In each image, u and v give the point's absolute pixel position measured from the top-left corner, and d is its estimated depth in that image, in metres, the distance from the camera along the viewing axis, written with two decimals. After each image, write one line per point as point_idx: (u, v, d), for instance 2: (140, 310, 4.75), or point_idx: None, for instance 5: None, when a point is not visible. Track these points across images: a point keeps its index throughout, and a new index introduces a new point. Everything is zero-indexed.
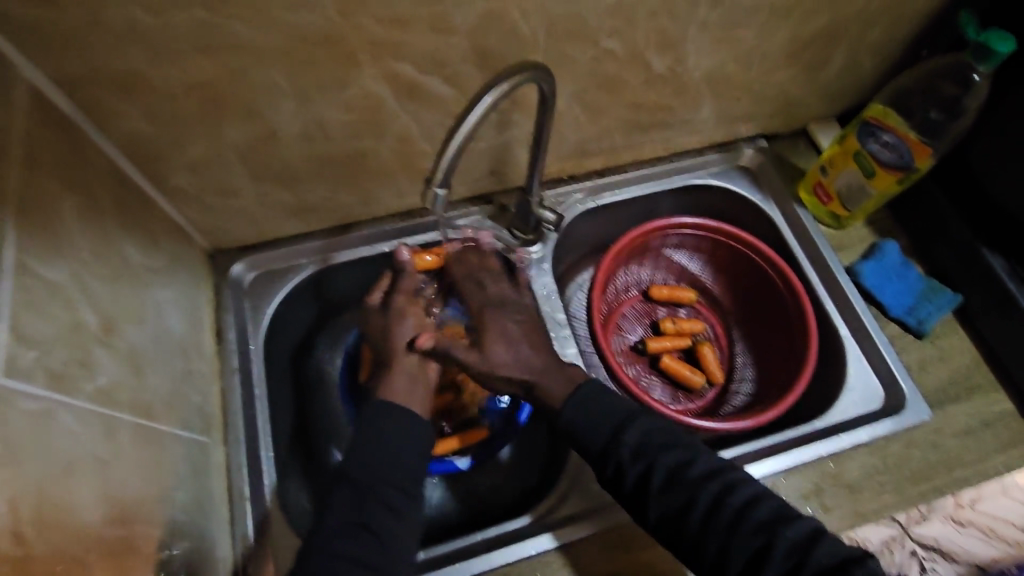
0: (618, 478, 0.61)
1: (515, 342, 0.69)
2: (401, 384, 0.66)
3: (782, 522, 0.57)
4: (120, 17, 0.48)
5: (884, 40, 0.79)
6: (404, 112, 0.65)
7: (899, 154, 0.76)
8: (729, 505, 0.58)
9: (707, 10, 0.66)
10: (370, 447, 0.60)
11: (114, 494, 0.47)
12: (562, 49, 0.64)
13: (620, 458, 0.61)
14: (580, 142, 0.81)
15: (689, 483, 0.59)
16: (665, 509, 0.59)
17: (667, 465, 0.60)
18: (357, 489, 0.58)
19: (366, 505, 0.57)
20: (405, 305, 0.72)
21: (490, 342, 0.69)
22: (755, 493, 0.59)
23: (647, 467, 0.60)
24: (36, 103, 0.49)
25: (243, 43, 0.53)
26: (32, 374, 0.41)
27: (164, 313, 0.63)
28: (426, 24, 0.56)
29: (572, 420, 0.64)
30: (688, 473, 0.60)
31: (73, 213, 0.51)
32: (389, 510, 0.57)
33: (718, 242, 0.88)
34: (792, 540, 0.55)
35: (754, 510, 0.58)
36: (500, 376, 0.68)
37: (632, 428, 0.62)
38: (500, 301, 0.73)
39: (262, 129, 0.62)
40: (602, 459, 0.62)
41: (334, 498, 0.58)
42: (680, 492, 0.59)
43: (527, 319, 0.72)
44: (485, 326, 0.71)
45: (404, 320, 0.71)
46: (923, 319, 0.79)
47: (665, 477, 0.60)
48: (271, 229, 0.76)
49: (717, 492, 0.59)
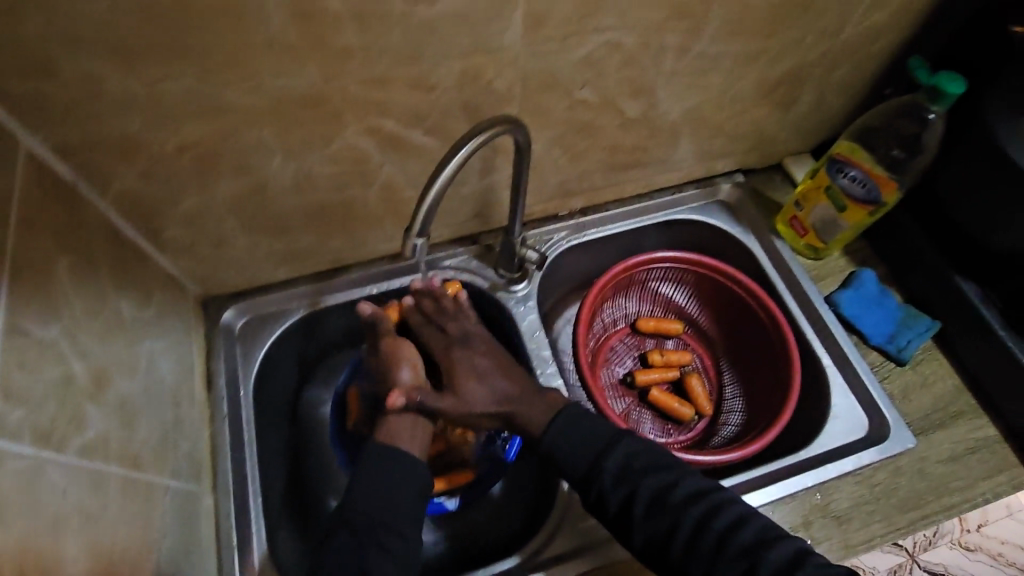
0: (601, 503, 0.61)
1: (488, 375, 0.68)
2: (399, 434, 0.65)
3: (764, 544, 0.57)
4: (115, 88, 0.51)
5: (849, 79, 0.83)
6: (389, 163, 0.68)
7: (866, 187, 0.79)
8: (712, 529, 0.58)
9: (674, 60, 0.70)
10: (370, 489, 0.60)
11: (99, 547, 0.48)
12: (538, 100, 0.68)
13: (601, 485, 0.61)
14: (561, 183, 0.83)
15: (672, 508, 0.60)
16: (650, 533, 0.60)
17: (651, 489, 0.61)
18: (356, 535, 0.58)
19: (365, 552, 0.57)
20: (391, 351, 0.69)
21: (461, 380, 0.67)
22: (740, 515, 0.59)
23: (629, 492, 0.61)
24: (34, 170, 0.52)
25: (231, 106, 0.56)
26: (19, 433, 0.42)
27: (155, 362, 0.64)
28: (406, 82, 0.60)
29: (559, 460, 0.64)
30: (670, 498, 0.60)
31: (67, 272, 0.53)
32: (387, 556, 0.57)
33: (701, 275, 0.89)
34: (773, 565, 0.55)
35: (737, 532, 0.58)
36: (478, 413, 0.67)
37: (614, 454, 0.62)
38: (463, 339, 0.71)
39: (252, 183, 0.65)
40: (586, 483, 0.62)
41: (334, 541, 0.58)
42: (663, 516, 0.59)
43: (492, 350, 0.71)
44: (452, 369, 0.68)
45: (400, 365, 0.68)
46: (903, 346, 0.81)
47: (649, 501, 0.60)
48: (263, 275, 0.78)
49: (700, 515, 0.59)
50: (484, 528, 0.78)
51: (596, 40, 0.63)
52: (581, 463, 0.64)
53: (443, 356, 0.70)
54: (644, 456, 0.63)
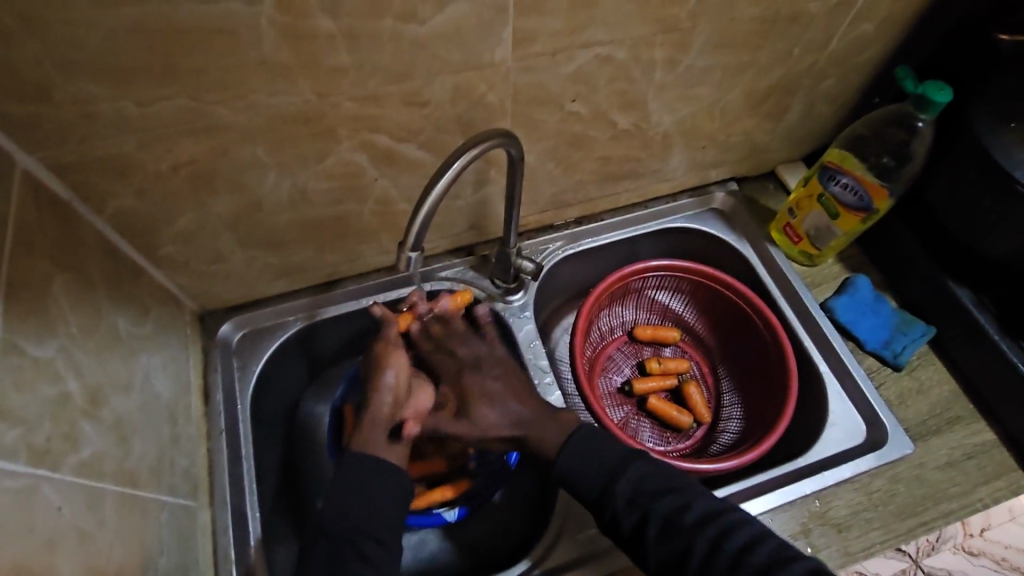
0: (615, 525, 0.62)
1: (500, 399, 0.70)
2: (375, 442, 0.63)
3: (776, 566, 0.56)
4: (110, 109, 0.52)
5: (838, 88, 0.84)
6: (383, 177, 0.69)
7: (858, 196, 0.79)
8: (725, 552, 0.58)
9: (664, 73, 0.70)
10: (350, 500, 0.59)
11: (96, 566, 0.48)
12: (530, 114, 0.69)
13: (615, 508, 0.61)
14: (555, 194, 0.84)
15: (684, 530, 0.59)
16: (664, 555, 0.60)
17: (663, 511, 0.61)
18: (334, 544, 0.57)
19: (345, 561, 0.57)
20: (382, 355, 0.66)
21: (475, 403, 0.70)
22: (754, 537, 0.59)
23: (641, 516, 0.61)
24: (31, 190, 0.52)
25: (225, 124, 0.57)
26: (14, 452, 0.43)
27: (151, 379, 0.64)
28: (398, 98, 0.60)
29: (559, 469, 0.64)
30: (682, 520, 0.60)
31: (62, 291, 0.53)
32: (366, 563, 0.57)
33: (697, 282, 0.90)
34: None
35: (750, 554, 0.58)
36: (490, 435, 0.70)
37: (625, 477, 0.63)
38: (475, 360, 0.73)
39: (247, 199, 0.65)
40: (598, 506, 0.62)
41: (313, 555, 0.58)
42: (676, 539, 0.59)
43: (505, 372, 0.72)
44: (463, 390, 0.71)
45: (387, 371, 0.65)
46: (899, 352, 0.81)
47: (661, 524, 0.60)
48: (259, 289, 0.78)
49: (713, 537, 0.59)
50: (484, 538, 0.78)
51: (586, 54, 0.64)
52: (580, 473, 0.64)
53: (455, 379, 0.72)
54: (658, 476, 0.63)
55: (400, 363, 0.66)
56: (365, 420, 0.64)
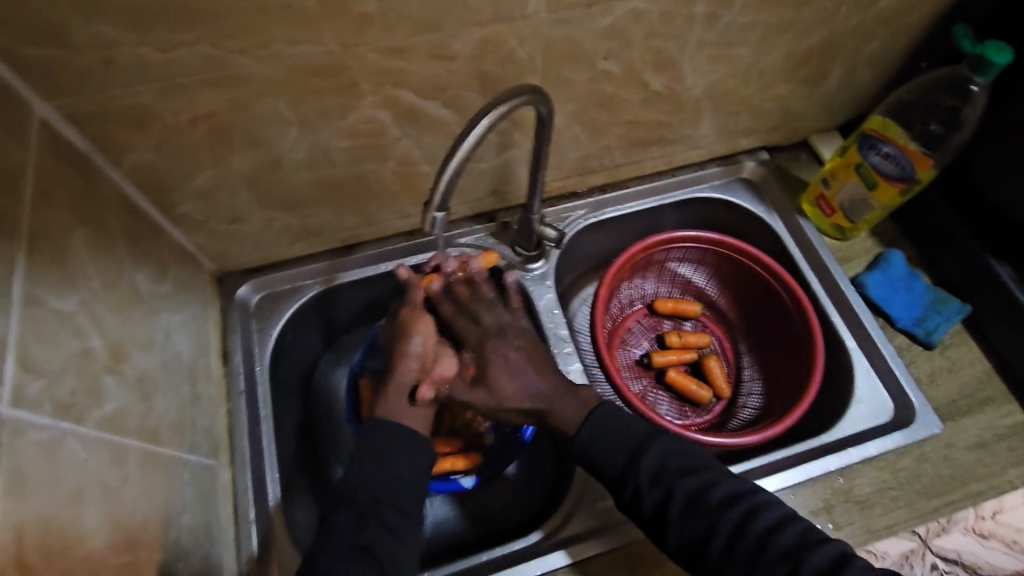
0: (636, 503, 0.60)
1: (524, 366, 0.67)
2: (399, 410, 0.62)
3: (805, 547, 0.56)
4: (127, 55, 0.50)
5: (883, 52, 0.79)
6: (406, 137, 0.67)
7: (899, 165, 0.76)
8: (751, 532, 0.57)
9: (703, 29, 0.67)
10: (377, 469, 0.58)
11: (121, 519, 0.48)
12: (560, 71, 0.66)
13: (638, 483, 0.60)
14: (581, 159, 0.81)
15: (708, 510, 0.58)
16: (686, 536, 0.58)
17: (687, 488, 0.59)
18: (357, 510, 0.57)
19: (367, 527, 0.56)
20: (411, 317, 0.64)
21: (493, 375, 0.66)
22: (777, 518, 0.58)
23: (665, 493, 0.60)
24: (48, 139, 0.51)
25: (246, 74, 0.54)
26: (39, 404, 0.42)
27: (171, 337, 0.64)
28: (424, 51, 0.58)
29: (586, 446, 0.63)
30: (707, 499, 0.59)
31: (82, 245, 0.52)
32: (389, 533, 0.56)
33: (721, 255, 0.87)
34: (817, 567, 0.54)
35: (778, 536, 0.56)
36: (508, 407, 0.66)
37: (649, 452, 0.62)
38: (498, 328, 0.69)
39: (266, 156, 0.64)
40: (620, 487, 0.61)
41: (336, 520, 0.56)
42: (699, 518, 0.58)
43: (527, 343, 0.69)
44: (485, 359, 0.67)
45: (412, 339, 0.63)
46: (931, 330, 0.78)
47: (685, 502, 0.59)
48: (278, 251, 0.77)
49: (738, 519, 0.57)
50: (498, 506, 0.77)
51: (621, 8, 0.60)
52: (606, 448, 0.63)
53: (477, 347, 0.68)
54: (677, 455, 0.62)
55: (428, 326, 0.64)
56: (392, 389, 0.62)
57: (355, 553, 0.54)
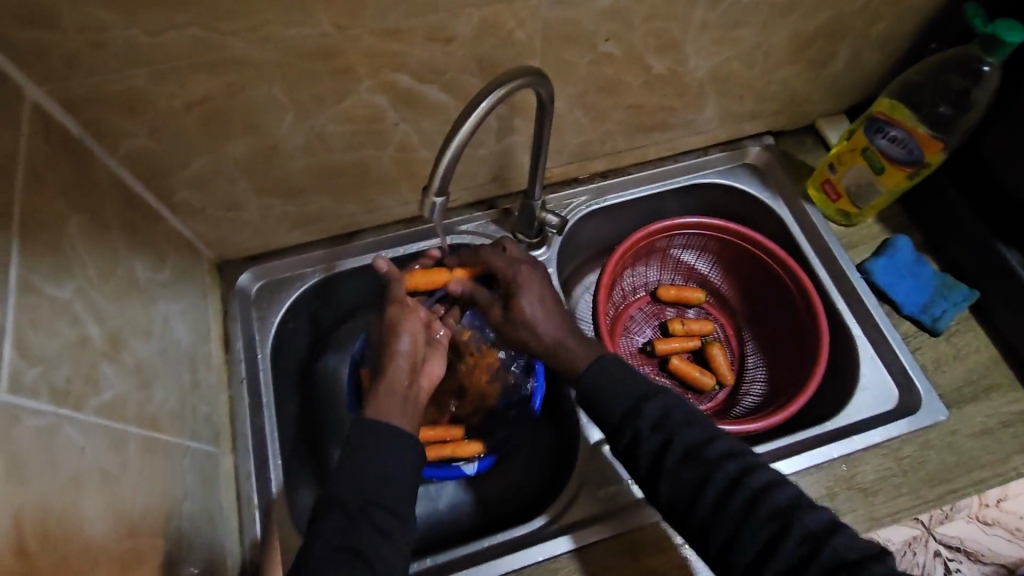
0: (632, 449, 0.59)
1: (538, 299, 0.68)
2: (389, 409, 0.60)
3: (799, 508, 0.53)
4: (119, 39, 0.49)
5: (892, 33, 0.77)
6: (404, 122, 0.66)
7: (907, 149, 0.74)
8: (745, 488, 0.54)
9: (706, 9, 0.65)
10: (365, 468, 0.56)
11: (121, 506, 0.48)
12: (560, 54, 0.64)
13: (638, 428, 0.59)
14: (583, 144, 0.80)
15: (704, 462, 0.56)
16: (678, 486, 0.57)
17: (686, 440, 0.58)
18: (347, 514, 0.54)
19: (358, 530, 0.53)
20: (399, 316, 0.66)
21: (522, 294, 0.68)
22: (777, 478, 0.55)
23: (663, 442, 0.58)
24: (41, 125, 0.50)
25: (240, 58, 0.54)
26: (36, 391, 0.42)
27: (170, 325, 0.64)
28: (421, 33, 0.57)
29: (591, 386, 0.63)
30: (705, 451, 0.57)
31: (78, 232, 0.51)
32: (378, 533, 0.54)
33: (724, 241, 0.86)
34: (808, 528, 0.52)
35: (772, 495, 0.54)
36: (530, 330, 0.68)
37: (653, 401, 0.60)
38: (527, 260, 0.71)
39: (263, 142, 0.63)
40: (618, 433, 0.60)
41: (323, 524, 0.54)
42: (694, 469, 0.56)
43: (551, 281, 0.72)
44: (515, 282, 0.69)
45: (401, 337, 0.64)
46: (938, 317, 0.77)
47: (682, 452, 0.57)
48: (277, 239, 0.77)
49: (734, 473, 0.55)
50: (499, 492, 0.78)
51: None
52: (606, 392, 0.62)
53: (508, 271, 0.70)
54: (685, 407, 0.60)
55: (416, 324, 0.66)
56: (381, 387, 0.61)
57: (347, 556, 0.52)
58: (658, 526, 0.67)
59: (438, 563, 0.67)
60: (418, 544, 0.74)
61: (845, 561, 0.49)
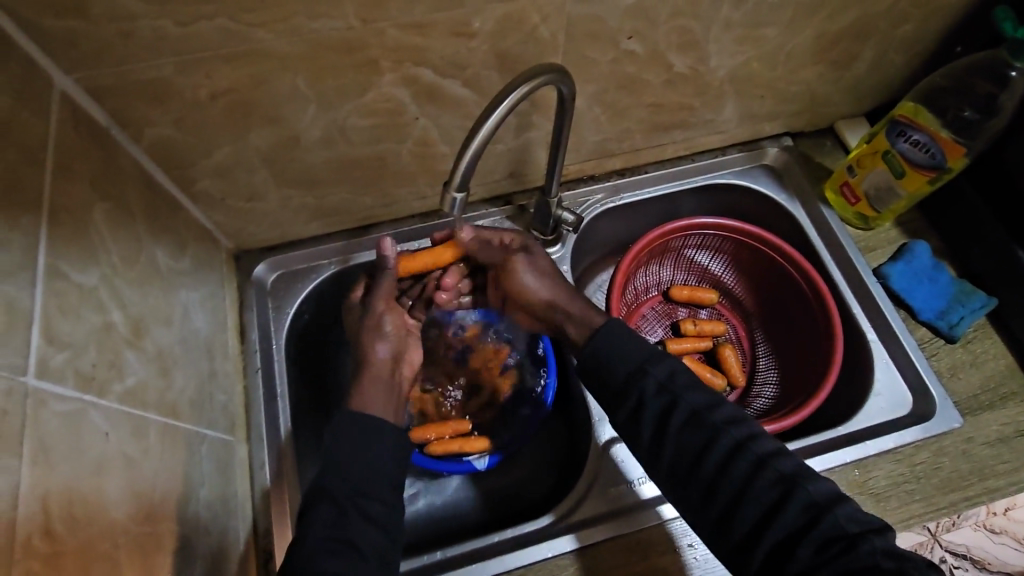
0: (638, 409, 0.59)
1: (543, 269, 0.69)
2: (371, 401, 0.61)
3: (804, 476, 0.53)
4: (148, 27, 0.49)
5: (918, 35, 0.76)
6: (425, 116, 0.66)
7: (929, 154, 0.74)
8: (750, 453, 0.55)
9: (731, 9, 0.65)
10: (350, 459, 0.56)
11: (141, 490, 0.48)
12: (582, 50, 0.64)
13: (644, 390, 0.59)
14: (601, 142, 0.80)
15: (710, 424, 0.57)
16: (684, 448, 0.57)
17: (691, 403, 0.58)
18: (337, 505, 0.54)
19: (348, 523, 0.53)
20: (383, 310, 0.67)
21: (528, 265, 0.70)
22: (780, 446, 0.56)
23: (670, 402, 0.58)
24: (69, 112, 0.51)
25: (265, 49, 0.54)
26: (63, 375, 0.43)
27: (190, 313, 0.64)
28: (446, 28, 0.57)
29: (596, 349, 0.62)
30: (710, 416, 0.57)
31: (103, 220, 0.52)
32: (371, 525, 0.54)
33: (739, 243, 0.86)
34: (812, 496, 0.52)
35: (777, 460, 0.54)
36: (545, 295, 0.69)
37: (658, 363, 0.60)
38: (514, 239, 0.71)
39: (284, 134, 0.63)
40: (623, 394, 0.60)
41: (311, 516, 0.54)
42: (699, 432, 0.57)
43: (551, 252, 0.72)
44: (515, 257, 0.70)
45: (382, 329, 0.66)
46: (955, 323, 0.77)
47: (688, 413, 0.58)
48: (294, 230, 0.77)
49: (739, 438, 0.56)
50: (512, 487, 0.78)
51: None
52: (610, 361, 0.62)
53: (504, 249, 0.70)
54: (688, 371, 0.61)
55: (398, 314, 0.68)
56: (365, 378, 0.63)
57: (336, 547, 0.52)
58: (667, 526, 0.67)
59: (446, 557, 0.67)
60: (426, 538, 0.75)
61: (847, 532, 0.49)
